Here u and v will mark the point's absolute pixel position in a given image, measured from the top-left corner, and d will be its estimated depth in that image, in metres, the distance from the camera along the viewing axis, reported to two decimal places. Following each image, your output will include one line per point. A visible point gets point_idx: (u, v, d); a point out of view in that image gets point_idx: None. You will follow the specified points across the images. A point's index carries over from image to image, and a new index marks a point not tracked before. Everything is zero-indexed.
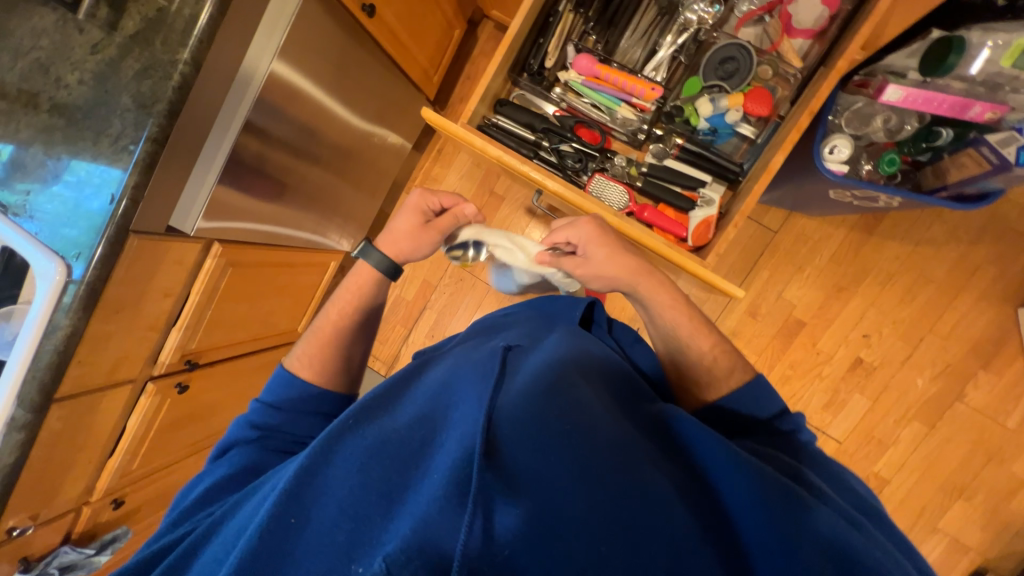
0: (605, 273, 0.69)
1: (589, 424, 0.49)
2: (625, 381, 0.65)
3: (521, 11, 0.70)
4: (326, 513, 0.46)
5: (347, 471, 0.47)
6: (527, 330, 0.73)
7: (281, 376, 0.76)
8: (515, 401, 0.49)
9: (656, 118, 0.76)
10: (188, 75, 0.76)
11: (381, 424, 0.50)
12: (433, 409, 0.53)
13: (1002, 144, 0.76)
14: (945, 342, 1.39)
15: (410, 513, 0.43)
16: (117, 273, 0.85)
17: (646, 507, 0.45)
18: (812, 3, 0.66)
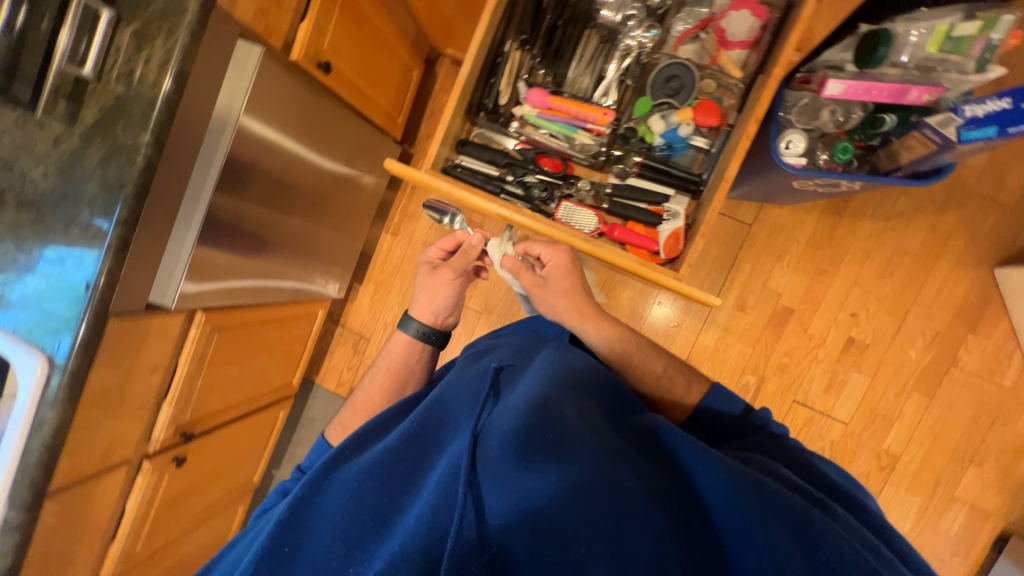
0: (565, 300, 0.74)
1: (565, 433, 0.56)
2: (614, 388, 0.69)
3: (467, 54, 0.72)
4: (322, 534, 0.55)
5: (346, 494, 0.57)
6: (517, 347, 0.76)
7: (318, 449, 0.77)
8: (495, 424, 0.57)
9: (612, 141, 0.77)
10: (152, 156, 0.77)
11: (380, 451, 0.60)
12: (423, 434, 0.61)
13: (941, 126, 0.78)
14: (930, 311, 1.41)
15: (405, 527, 0.52)
16: (100, 358, 0.85)
17: (612, 503, 0.51)
18: (743, 16, 0.70)
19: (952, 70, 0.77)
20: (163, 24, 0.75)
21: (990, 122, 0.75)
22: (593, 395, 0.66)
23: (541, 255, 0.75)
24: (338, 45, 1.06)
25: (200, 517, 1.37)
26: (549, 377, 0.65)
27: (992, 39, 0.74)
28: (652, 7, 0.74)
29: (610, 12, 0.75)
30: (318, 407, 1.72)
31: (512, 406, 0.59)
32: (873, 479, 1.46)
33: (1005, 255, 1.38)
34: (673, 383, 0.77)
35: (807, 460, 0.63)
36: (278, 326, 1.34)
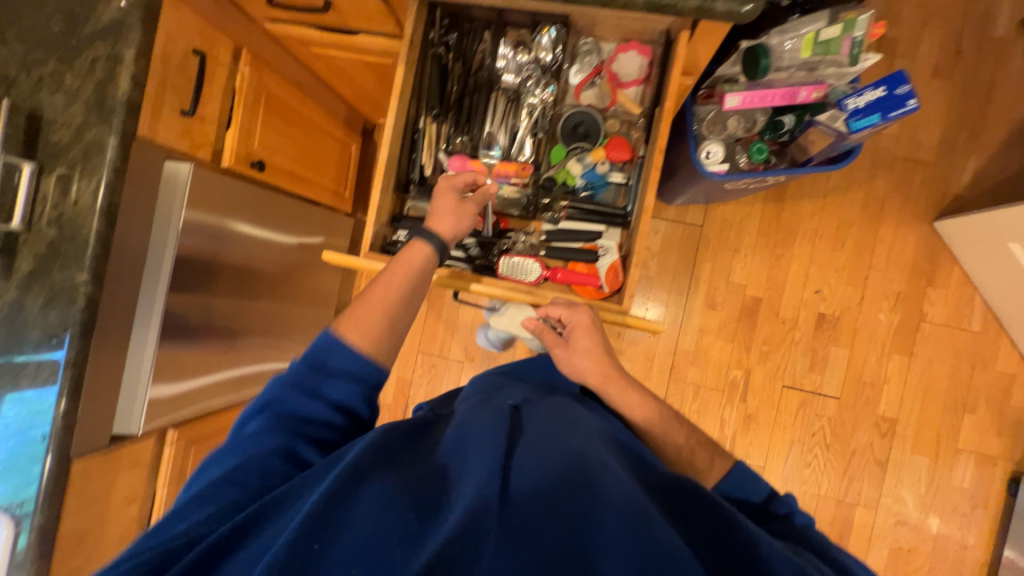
0: (590, 361, 0.71)
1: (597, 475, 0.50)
2: (630, 443, 0.64)
3: (385, 140, 0.77)
4: (342, 553, 0.43)
5: (371, 500, 0.47)
6: (526, 388, 0.71)
7: (329, 341, 0.63)
8: (530, 454, 0.52)
9: (536, 191, 0.80)
10: (93, 293, 0.77)
11: (403, 466, 0.52)
12: (451, 466, 0.53)
13: (831, 121, 0.85)
14: (888, 273, 1.46)
15: (436, 543, 0.43)
16: (69, 504, 0.82)
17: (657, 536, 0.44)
18: (630, 58, 0.77)
19: (830, 68, 0.84)
20: (86, 164, 0.76)
21: (871, 111, 0.82)
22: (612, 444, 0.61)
23: (562, 319, 0.73)
24: (269, 141, 1.10)
25: None
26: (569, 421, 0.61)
27: (856, 36, 0.81)
28: (546, 65, 0.79)
29: (509, 75, 0.80)
30: None
31: (543, 440, 0.55)
32: (879, 447, 1.46)
33: (940, 208, 1.45)
34: (699, 457, 0.68)
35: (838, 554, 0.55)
36: None
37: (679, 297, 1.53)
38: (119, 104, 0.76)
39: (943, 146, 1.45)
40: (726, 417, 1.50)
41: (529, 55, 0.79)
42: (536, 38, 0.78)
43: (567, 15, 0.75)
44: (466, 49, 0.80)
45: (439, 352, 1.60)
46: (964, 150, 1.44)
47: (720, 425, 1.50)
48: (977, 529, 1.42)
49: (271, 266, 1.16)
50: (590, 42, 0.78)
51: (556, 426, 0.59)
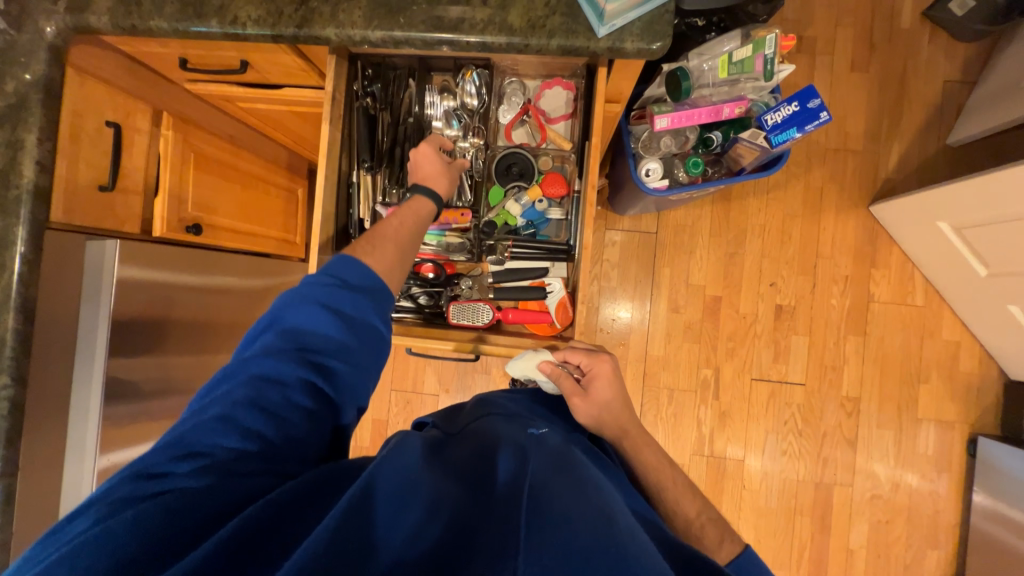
0: (606, 416, 0.70)
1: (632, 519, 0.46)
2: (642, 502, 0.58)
3: (318, 200, 0.75)
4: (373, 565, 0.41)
5: (393, 523, 0.45)
6: (544, 419, 0.68)
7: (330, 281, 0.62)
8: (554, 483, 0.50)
9: (478, 234, 0.80)
10: (17, 394, 0.73)
11: (428, 488, 0.49)
12: (478, 488, 0.51)
13: (754, 138, 0.91)
14: (834, 259, 1.53)
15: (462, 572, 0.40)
16: None
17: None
18: (554, 96, 0.78)
19: (749, 83, 0.89)
20: None
21: (788, 127, 0.88)
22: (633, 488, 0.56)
23: (582, 365, 0.72)
24: (206, 202, 1.06)
25: None
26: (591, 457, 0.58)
27: (767, 54, 0.83)
28: (474, 109, 0.79)
29: (439, 122, 0.80)
30: None
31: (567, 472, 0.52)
32: (847, 426, 1.51)
33: (874, 192, 1.53)
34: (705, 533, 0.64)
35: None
36: None
37: (643, 305, 1.56)
38: (25, 192, 0.72)
39: (869, 134, 1.53)
40: (701, 416, 1.53)
41: (456, 100, 0.79)
42: (460, 83, 0.78)
43: (487, 59, 0.75)
44: (391, 97, 0.79)
45: (412, 388, 1.57)
46: (889, 136, 1.53)
47: (697, 425, 1.53)
48: (946, 493, 1.49)
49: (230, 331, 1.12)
50: (515, 81, 0.79)
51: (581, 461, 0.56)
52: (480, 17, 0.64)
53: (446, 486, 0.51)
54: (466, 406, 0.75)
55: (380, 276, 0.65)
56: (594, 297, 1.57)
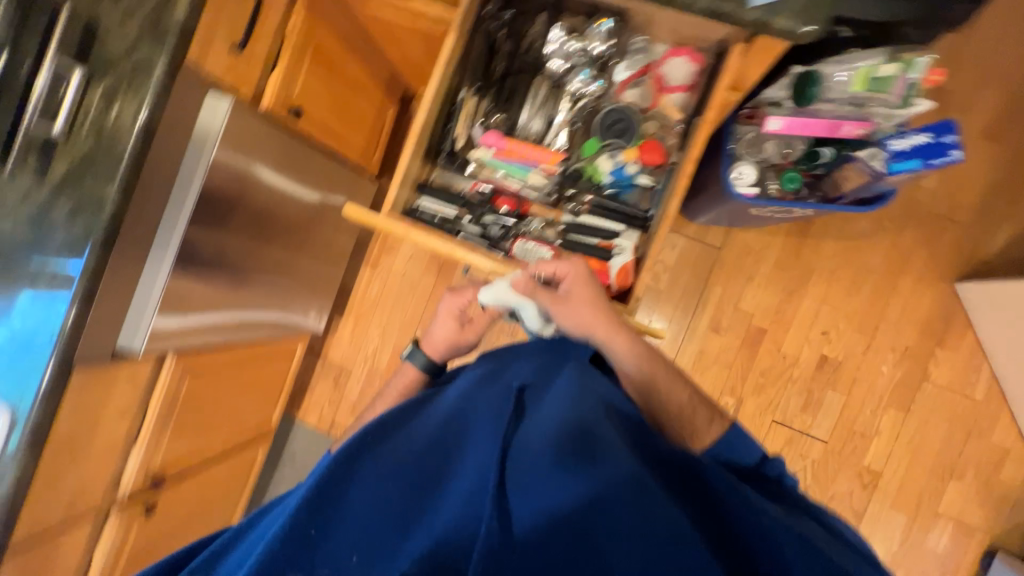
0: (587, 316, 0.71)
1: (612, 463, 0.52)
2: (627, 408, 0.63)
3: (424, 99, 0.76)
4: (350, 529, 0.54)
5: (363, 494, 0.55)
6: (537, 353, 0.71)
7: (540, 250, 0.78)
8: (523, 442, 0.55)
9: (562, 181, 0.81)
10: (120, 206, 0.79)
11: (394, 455, 0.58)
12: (447, 441, 0.60)
13: (870, 158, 0.88)
14: (898, 327, 1.44)
15: (422, 538, 0.52)
16: (66, 407, 0.85)
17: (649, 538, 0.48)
18: (680, 63, 0.76)
19: (879, 106, 0.83)
20: (133, 82, 0.78)
21: (913, 156, 0.84)
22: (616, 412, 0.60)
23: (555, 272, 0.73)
24: (309, 91, 1.12)
25: None
26: (576, 393, 0.60)
27: (912, 77, 0.80)
28: (597, 57, 0.78)
29: (557, 60, 0.80)
30: (299, 444, 1.71)
31: (543, 429, 0.55)
32: (857, 497, 1.45)
33: (963, 271, 1.43)
34: (696, 415, 0.71)
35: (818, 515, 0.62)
36: (254, 364, 1.34)
37: (684, 315, 1.53)
38: (173, 29, 0.77)
39: (979, 208, 1.42)
40: None
41: (582, 43, 0.78)
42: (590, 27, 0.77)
43: (624, 10, 0.74)
44: (518, 28, 0.81)
45: None
46: (1000, 217, 1.41)
47: None
48: None
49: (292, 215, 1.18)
50: (643, 40, 0.77)
51: (561, 406, 0.58)
52: None
53: (419, 439, 0.61)
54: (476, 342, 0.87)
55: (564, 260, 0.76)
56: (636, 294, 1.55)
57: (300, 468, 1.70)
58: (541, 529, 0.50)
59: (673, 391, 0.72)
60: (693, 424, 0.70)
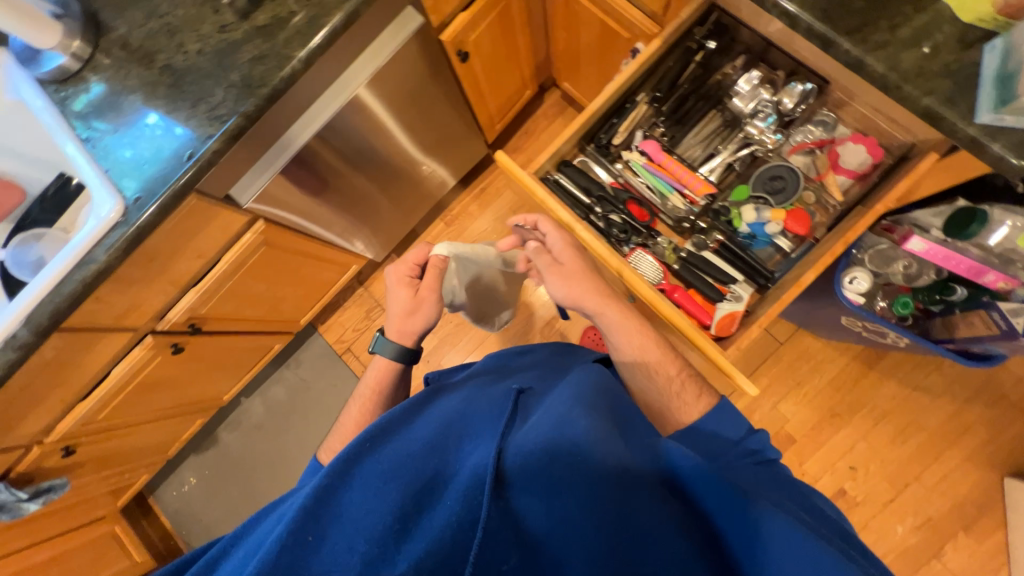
0: (573, 275, 0.73)
1: (596, 453, 0.52)
2: (624, 408, 0.64)
3: (604, 90, 0.80)
4: (342, 534, 0.49)
5: (357, 501, 0.52)
6: (537, 379, 0.76)
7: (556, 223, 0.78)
8: (521, 442, 0.54)
9: (702, 212, 0.82)
10: (298, 71, 0.83)
11: (388, 458, 0.56)
12: (445, 441, 0.59)
13: (1011, 314, 0.81)
14: (929, 495, 1.38)
15: (421, 540, 0.50)
16: (166, 226, 0.88)
17: (633, 535, 0.48)
18: (857, 150, 0.77)
19: None
20: None
21: None
22: (609, 409, 0.61)
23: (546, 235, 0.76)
24: (480, 42, 1.17)
25: (166, 412, 1.38)
26: (568, 394, 0.62)
27: None
28: (784, 113, 0.79)
29: (743, 100, 0.80)
30: (310, 354, 1.73)
31: (536, 427, 0.56)
32: None
33: (1017, 467, 1.36)
34: (683, 391, 0.72)
35: (802, 491, 0.62)
36: (316, 264, 1.37)
37: None
38: None
39: None
40: None
41: (773, 95, 0.79)
42: (787, 84, 0.79)
43: (829, 79, 0.75)
44: (712, 63, 0.82)
45: None
46: None
47: None
48: None
49: (407, 139, 1.24)
50: (831, 116, 0.79)
51: (553, 405, 0.59)
52: (880, 37, 0.64)
53: (419, 438, 0.59)
54: (478, 363, 0.91)
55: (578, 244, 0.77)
56: None
57: (300, 376, 1.72)
58: (542, 528, 0.50)
59: (663, 367, 0.74)
60: (677, 404, 0.71)
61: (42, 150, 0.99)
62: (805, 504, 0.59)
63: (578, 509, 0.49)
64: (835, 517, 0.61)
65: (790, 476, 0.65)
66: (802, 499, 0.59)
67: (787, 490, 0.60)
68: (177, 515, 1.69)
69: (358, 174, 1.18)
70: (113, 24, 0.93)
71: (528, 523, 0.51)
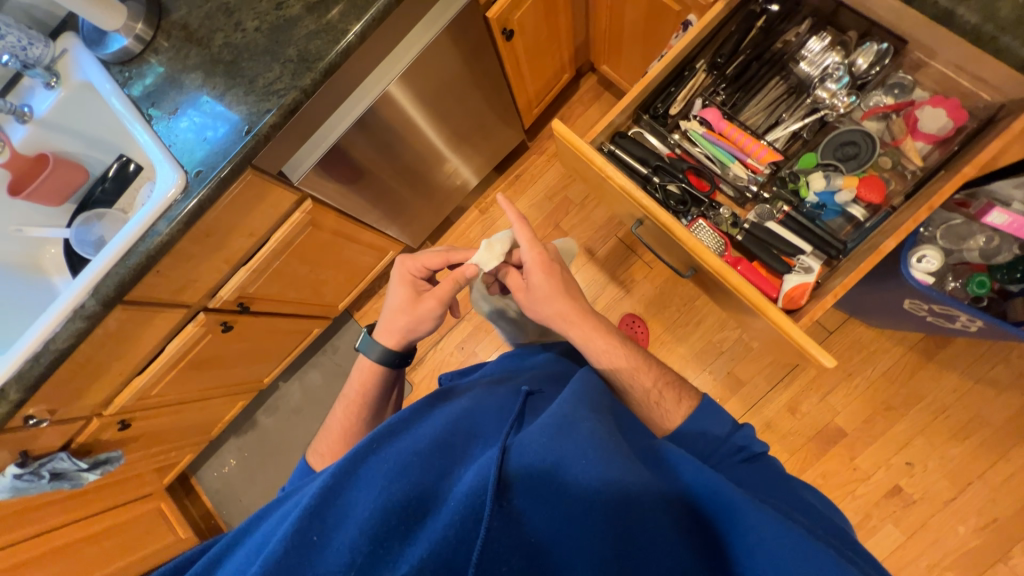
0: (536, 297, 0.78)
1: (599, 455, 0.49)
2: (624, 416, 0.64)
3: (665, 58, 0.78)
4: (347, 532, 0.47)
5: (358, 501, 0.49)
6: (545, 380, 0.73)
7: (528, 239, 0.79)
8: (525, 440, 0.51)
9: (768, 181, 0.82)
10: (353, 44, 0.86)
11: (392, 458, 0.54)
12: (451, 441, 0.57)
13: None
14: (995, 494, 1.29)
15: (426, 540, 0.46)
16: (223, 201, 0.90)
17: (638, 541, 0.45)
18: (939, 113, 0.73)
19: None
20: None
21: None
22: (611, 414, 0.60)
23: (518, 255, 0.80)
24: (524, 21, 1.17)
25: (211, 392, 1.41)
26: (571, 395, 0.60)
27: None
28: (857, 75, 0.76)
29: (810, 65, 0.78)
30: (345, 340, 1.75)
31: (540, 424, 0.53)
32: None
33: None
34: (662, 398, 0.74)
35: (792, 487, 0.63)
36: (356, 248, 1.39)
37: (764, 383, 1.44)
38: None
39: None
40: None
41: (844, 57, 0.76)
42: (861, 46, 0.75)
43: (906, 40, 0.72)
44: (777, 27, 0.79)
45: None
46: None
47: None
48: None
49: (448, 121, 1.24)
50: (908, 77, 0.75)
51: (558, 404, 0.56)
52: None
53: (425, 436, 0.57)
54: (483, 366, 0.89)
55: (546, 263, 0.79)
56: (724, 342, 1.48)
57: (336, 362, 1.74)
58: (549, 530, 0.46)
59: (637, 377, 0.75)
60: (658, 413, 0.73)
61: (104, 130, 1.02)
62: (790, 498, 0.60)
63: (584, 513, 0.46)
64: (824, 512, 0.61)
65: (783, 471, 0.67)
66: (786, 495, 0.61)
67: (773, 487, 0.62)
68: (218, 495, 1.73)
69: (400, 156, 1.19)
70: (173, 6, 0.96)
71: (531, 523, 0.46)
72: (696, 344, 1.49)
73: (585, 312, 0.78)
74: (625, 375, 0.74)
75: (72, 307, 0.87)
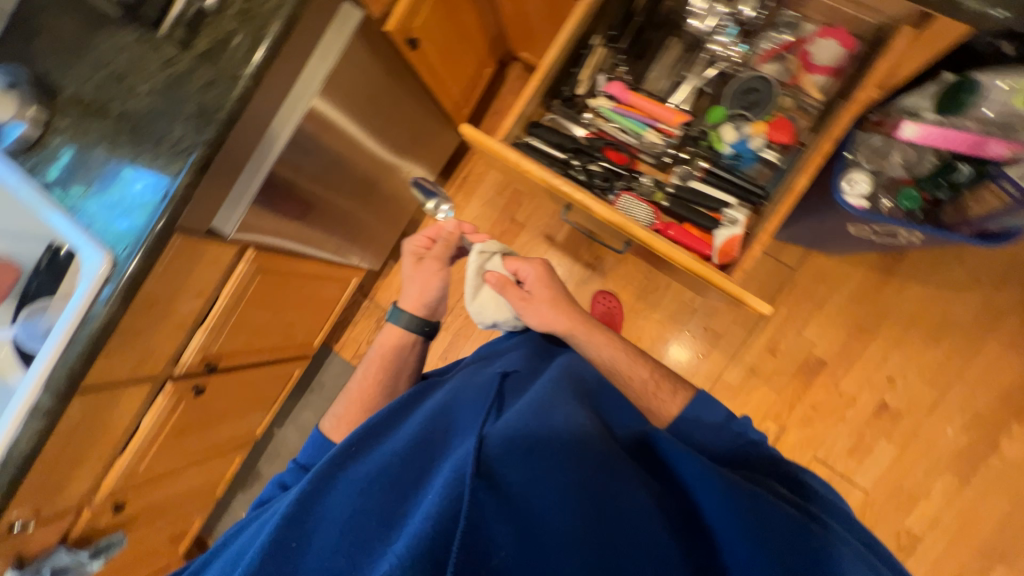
0: (552, 309, 0.80)
1: (576, 435, 0.52)
2: (606, 397, 0.67)
3: (556, 44, 0.76)
4: (327, 533, 0.51)
5: (339, 505, 0.53)
6: (522, 360, 0.76)
7: (535, 266, 0.83)
8: (501, 426, 0.53)
9: (682, 142, 0.84)
10: (249, 88, 0.84)
11: (376, 462, 0.56)
12: (430, 437, 0.58)
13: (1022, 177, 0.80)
14: (974, 391, 1.34)
15: (406, 536, 0.46)
16: (157, 269, 0.88)
17: (617, 518, 0.47)
18: (830, 45, 0.74)
19: None
20: None
21: None
22: (589, 399, 0.64)
23: (520, 271, 0.84)
24: (428, 27, 1.15)
25: (203, 455, 1.40)
26: (549, 382, 0.63)
27: None
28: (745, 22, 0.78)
29: (699, 21, 0.79)
30: (330, 374, 1.74)
31: (517, 412, 0.55)
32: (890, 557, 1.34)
33: None
34: (659, 390, 0.74)
35: (784, 476, 0.63)
36: (316, 284, 1.37)
37: (740, 331, 1.46)
38: None
39: None
40: None
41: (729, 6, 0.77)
42: None
43: None
44: None
45: None
46: None
47: None
48: None
49: (376, 143, 1.21)
50: (795, 15, 0.78)
51: (535, 392, 0.60)
52: None
53: (403, 436, 0.59)
54: (464, 359, 0.89)
55: (546, 283, 0.82)
56: (695, 300, 1.50)
57: (325, 398, 1.74)
58: (527, 512, 0.47)
59: (632, 370, 0.77)
60: (657, 401, 0.72)
61: (25, 222, 1.00)
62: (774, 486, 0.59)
63: (560, 492, 0.47)
64: (806, 489, 0.62)
65: (771, 460, 0.65)
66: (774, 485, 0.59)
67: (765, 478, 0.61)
68: None
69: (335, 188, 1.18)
70: (61, 84, 0.93)
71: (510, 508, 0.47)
72: (669, 307, 1.51)
73: (591, 322, 0.80)
74: (622, 367, 0.77)
75: (28, 407, 0.85)
